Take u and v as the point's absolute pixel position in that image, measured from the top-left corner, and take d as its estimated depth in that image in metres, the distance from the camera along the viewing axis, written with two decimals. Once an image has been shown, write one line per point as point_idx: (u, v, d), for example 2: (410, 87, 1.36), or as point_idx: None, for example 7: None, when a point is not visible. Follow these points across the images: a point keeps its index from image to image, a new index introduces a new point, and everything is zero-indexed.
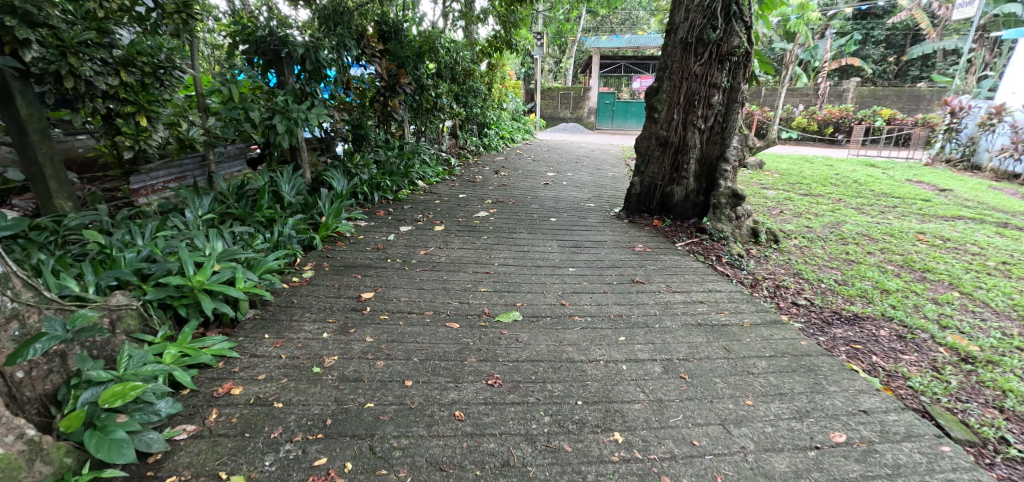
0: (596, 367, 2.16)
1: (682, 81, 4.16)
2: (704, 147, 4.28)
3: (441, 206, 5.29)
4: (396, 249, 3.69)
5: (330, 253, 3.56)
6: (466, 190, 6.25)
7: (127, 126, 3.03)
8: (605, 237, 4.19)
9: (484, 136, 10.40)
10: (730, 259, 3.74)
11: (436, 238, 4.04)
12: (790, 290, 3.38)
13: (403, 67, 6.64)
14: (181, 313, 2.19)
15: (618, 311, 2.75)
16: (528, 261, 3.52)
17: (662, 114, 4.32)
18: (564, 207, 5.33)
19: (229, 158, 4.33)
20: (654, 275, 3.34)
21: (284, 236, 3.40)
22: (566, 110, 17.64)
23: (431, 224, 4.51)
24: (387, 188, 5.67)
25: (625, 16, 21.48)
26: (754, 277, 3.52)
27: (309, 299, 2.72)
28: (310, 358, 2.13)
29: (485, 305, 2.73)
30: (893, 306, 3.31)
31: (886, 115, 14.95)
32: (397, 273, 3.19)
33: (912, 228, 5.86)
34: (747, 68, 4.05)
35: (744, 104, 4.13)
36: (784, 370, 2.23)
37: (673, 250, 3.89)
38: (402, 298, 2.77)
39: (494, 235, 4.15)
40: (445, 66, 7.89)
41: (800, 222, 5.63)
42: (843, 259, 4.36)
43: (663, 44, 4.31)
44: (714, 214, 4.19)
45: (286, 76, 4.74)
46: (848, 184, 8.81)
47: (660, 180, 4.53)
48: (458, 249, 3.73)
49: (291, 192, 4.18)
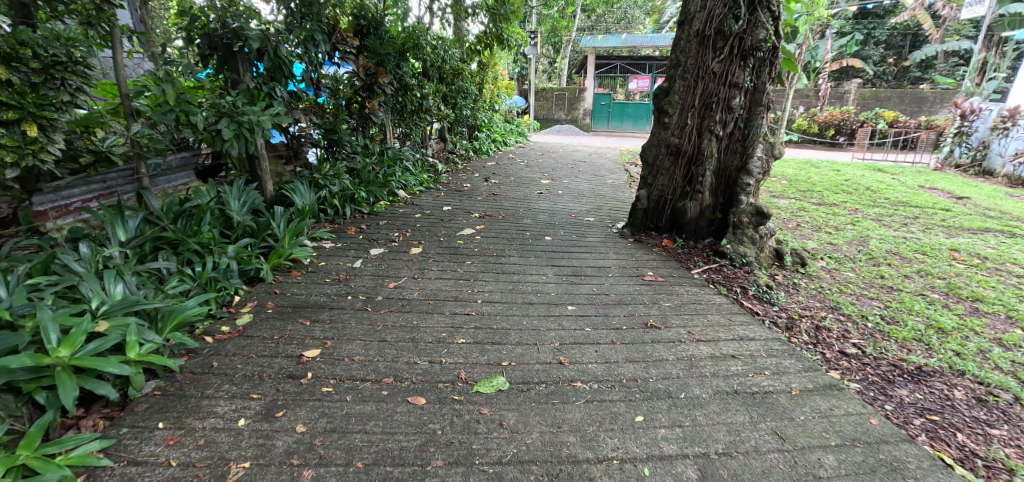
0: (608, 473, 1.58)
1: (697, 80, 3.62)
2: (722, 157, 3.69)
3: (422, 221, 4.68)
4: (361, 281, 3.09)
5: (280, 288, 2.95)
6: (452, 202, 5.65)
7: (9, 137, 2.36)
8: (609, 262, 3.60)
9: (474, 140, 9.81)
10: (757, 292, 3.17)
11: (411, 264, 3.44)
12: (832, 334, 2.82)
13: (383, 65, 6.02)
14: (37, 401, 1.61)
15: (632, 374, 2.16)
16: (519, 297, 2.92)
17: (674, 119, 3.79)
18: (560, 222, 4.76)
19: (172, 169, 3.69)
20: (671, 315, 2.75)
21: (221, 269, 2.79)
22: (560, 112, 17.11)
23: (408, 245, 3.91)
24: (363, 201, 5.06)
25: (620, 16, 20.95)
26: (788, 315, 2.96)
27: (235, 360, 2.11)
28: (211, 467, 1.53)
29: (462, 368, 2.13)
30: (956, 353, 2.75)
31: (888, 117, 14.52)
32: (356, 316, 2.58)
33: (942, 243, 5.33)
34: (776, 65, 3.45)
35: (770, 107, 3.51)
36: (861, 472, 1.66)
37: (690, 280, 3.30)
38: (356, 358, 2.16)
39: (480, 260, 3.55)
40: (431, 65, 7.31)
41: (821, 238, 5.09)
42: (880, 287, 3.82)
43: (676, 38, 3.78)
44: (735, 236, 3.61)
45: (241, 75, 4.10)
46: (861, 191, 8.31)
47: (670, 193, 3.98)
48: (435, 281, 3.12)
49: (242, 209, 3.61)
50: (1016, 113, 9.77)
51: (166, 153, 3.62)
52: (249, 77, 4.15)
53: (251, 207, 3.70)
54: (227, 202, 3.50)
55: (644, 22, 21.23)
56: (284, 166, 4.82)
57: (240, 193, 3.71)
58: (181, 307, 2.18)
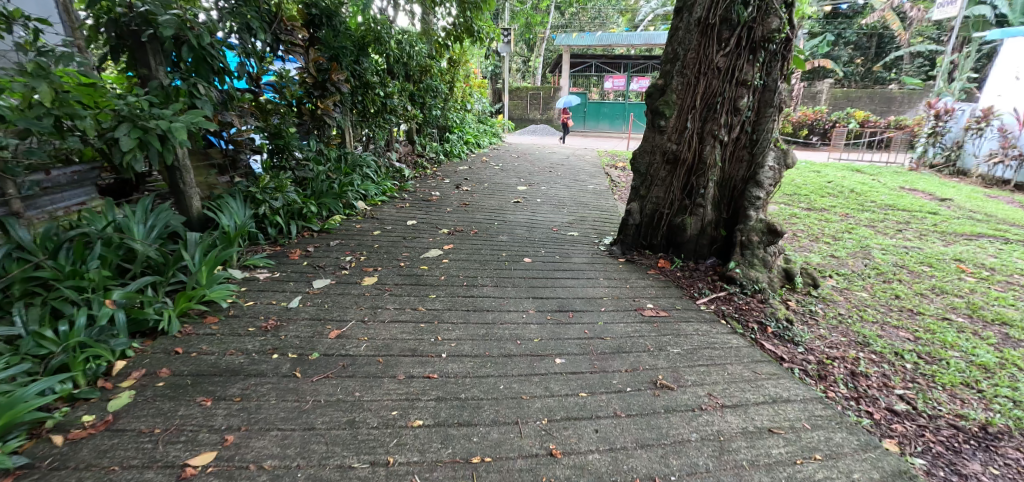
0: None
1: (698, 76, 3.12)
2: (725, 166, 3.20)
3: (380, 240, 4.04)
4: (296, 329, 2.44)
5: (184, 344, 2.29)
6: (418, 214, 5.01)
7: None
8: (599, 291, 3.04)
9: (446, 142, 9.17)
10: (777, 329, 2.67)
11: (362, 300, 2.80)
12: (873, 383, 2.35)
13: (338, 60, 5.35)
14: None
15: (647, 468, 1.61)
16: (494, 347, 2.32)
17: (670, 122, 3.29)
18: (540, 238, 4.20)
19: (60, 186, 2.98)
20: (683, 369, 2.21)
21: (98, 326, 2.13)
22: (535, 111, 16.58)
23: (361, 272, 3.27)
24: (312, 216, 4.37)
25: (595, 14, 20.46)
26: (816, 359, 2.48)
27: (86, 478, 1.48)
28: None
29: (418, 473, 1.54)
30: (1016, 403, 2.31)
31: (859, 117, 14.26)
32: (278, 389, 1.94)
33: (944, 253, 5.01)
34: (789, 59, 2.95)
35: (782, 108, 3.01)
36: None
37: (697, 315, 2.77)
38: (267, 464, 1.54)
39: (447, 292, 2.96)
40: (395, 61, 6.68)
41: (822, 250, 4.69)
42: (900, 311, 3.40)
43: (674, 27, 3.27)
44: (744, 258, 3.11)
45: (153, 71, 3.36)
46: (845, 194, 8.07)
47: (666, 207, 3.47)
48: (390, 326, 2.50)
49: (149, 234, 2.92)
50: (989, 113, 9.67)
51: (51, 167, 2.92)
52: (163, 73, 3.41)
53: (162, 231, 3.01)
54: (129, 228, 2.81)
55: (616, 20, 20.85)
56: (218, 177, 4.10)
57: (148, 214, 3.01)
58: (11, 401, 1.59)
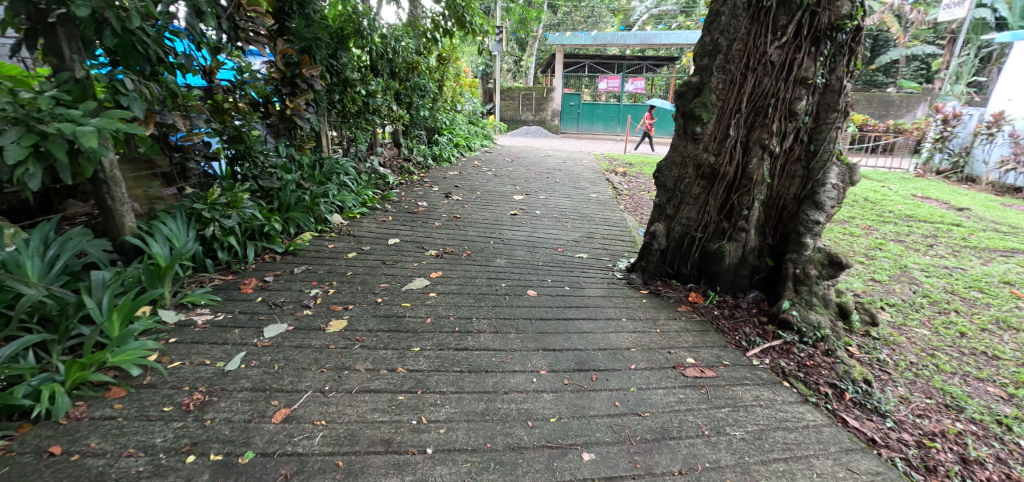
0: None
1: (744, 72, 2.55)
2: (774, 183, 2.64)
3: (356, 265, 3.40)
4: (229, 408, 1.80)
5: (68, 438, 1.64)
6: (401, 230, 4.38)
7: None
8: (624, 338, 2.45)
9: (434, 144, 8.49)
10: (856, 395, 2.09)
11: (323, 358, 2.16)
12: (995, 476, 1.79)
13: (310, 54, 4.69)
14: None
15: None
16: (497, 436, 1.71)
17: (708, 128, 2.72)
18: (545, 260, 3.61)
19: None
20: (755, 469, 1.63)
21: None
22: (527, 112, 15.87)
23: (327, 313, 2.63)
24: (275, 235, 3.71)
25: (587, 13, 19.88)
26: (916, 439, 1.91)
27: None
28: None
29: None
30: None
31: (857, 121, 13.97)
32: None
33: (989, 274, 4.49)
34: (857, 53, 2.41)
35: (847, 111, 2.46)
36: None
37: (752, 375, 2.19)
38: None
39: (434, 343, 2.33)
40: (378, 56, 6.04)
41: (859, 272, 4.16)
42: (974, 356, 2.84)
43: (713, 13, 2.70)
44: (799, 296, 2.54)
45: (66, 61, 2.64)
46: (860, 203, 7.60)
47: (698, 229, 2.90)
48: (357, 401, 1.87)
49: (48, 271, 2.24)
50: (1000, 118, 9.19)
51: None
52: (80, 64, 2.69)
53: (70, 262, 2.36)
54: (18, 263, 2.12)
55: (609, 20, 20.28)
56: (162, 189, 3.43)
57: (50, 243, 2.34)
58: None
